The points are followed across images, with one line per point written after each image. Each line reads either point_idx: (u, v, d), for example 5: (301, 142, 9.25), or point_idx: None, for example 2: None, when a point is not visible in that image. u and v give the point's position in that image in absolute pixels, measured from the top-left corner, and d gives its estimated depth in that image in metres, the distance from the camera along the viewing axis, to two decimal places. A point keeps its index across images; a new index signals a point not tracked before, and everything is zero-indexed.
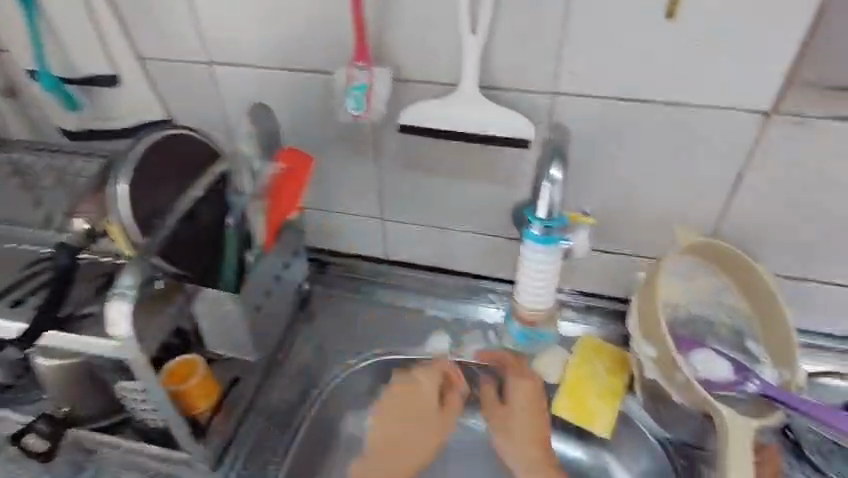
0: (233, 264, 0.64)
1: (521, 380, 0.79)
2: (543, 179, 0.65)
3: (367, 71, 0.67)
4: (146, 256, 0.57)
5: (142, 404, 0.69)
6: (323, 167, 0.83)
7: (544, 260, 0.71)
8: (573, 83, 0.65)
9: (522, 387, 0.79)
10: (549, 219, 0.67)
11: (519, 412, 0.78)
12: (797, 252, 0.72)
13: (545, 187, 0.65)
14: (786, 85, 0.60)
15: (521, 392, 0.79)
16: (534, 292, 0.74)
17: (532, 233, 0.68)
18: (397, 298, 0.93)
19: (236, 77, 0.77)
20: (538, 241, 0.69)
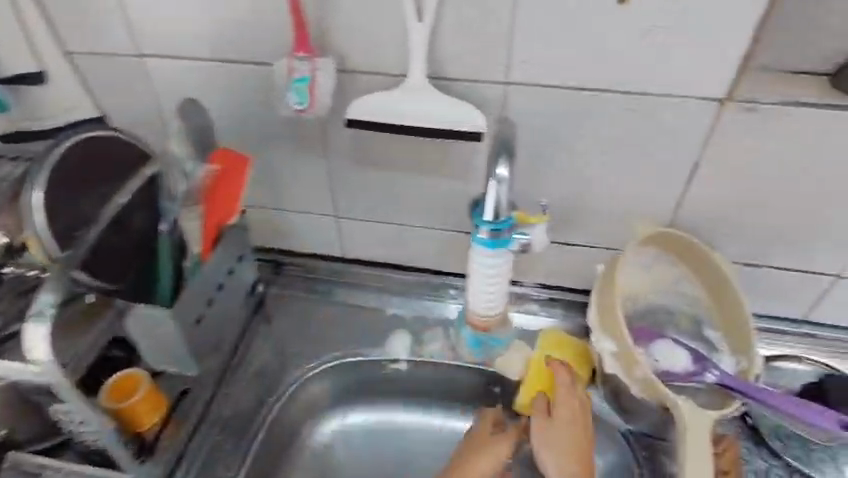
0: (170, 271, 0.62)
1: (568, 393, 0.72)
2: (490, 177, 0.61)
3: (309, 61, 0.62)
4: (66, 269, 0.54)
5: (79, 426, 0.64)
6: (273, 163, 0.79)
7: (493, 264, 0.69)
8: (526, 72, 0.62)
9: (569, 398, 0.71)
10: (497, 222, 0.64)
11: (568, 432, 0.69)
12: (754, 239, 0.72)
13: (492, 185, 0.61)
14: (738, 73, 0.59)
15: (568, 407, 0.71)
16: (484, 296, 0.73)
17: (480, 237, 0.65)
18: (357, 298, 0.90)
19: (171, 71, 0.71)
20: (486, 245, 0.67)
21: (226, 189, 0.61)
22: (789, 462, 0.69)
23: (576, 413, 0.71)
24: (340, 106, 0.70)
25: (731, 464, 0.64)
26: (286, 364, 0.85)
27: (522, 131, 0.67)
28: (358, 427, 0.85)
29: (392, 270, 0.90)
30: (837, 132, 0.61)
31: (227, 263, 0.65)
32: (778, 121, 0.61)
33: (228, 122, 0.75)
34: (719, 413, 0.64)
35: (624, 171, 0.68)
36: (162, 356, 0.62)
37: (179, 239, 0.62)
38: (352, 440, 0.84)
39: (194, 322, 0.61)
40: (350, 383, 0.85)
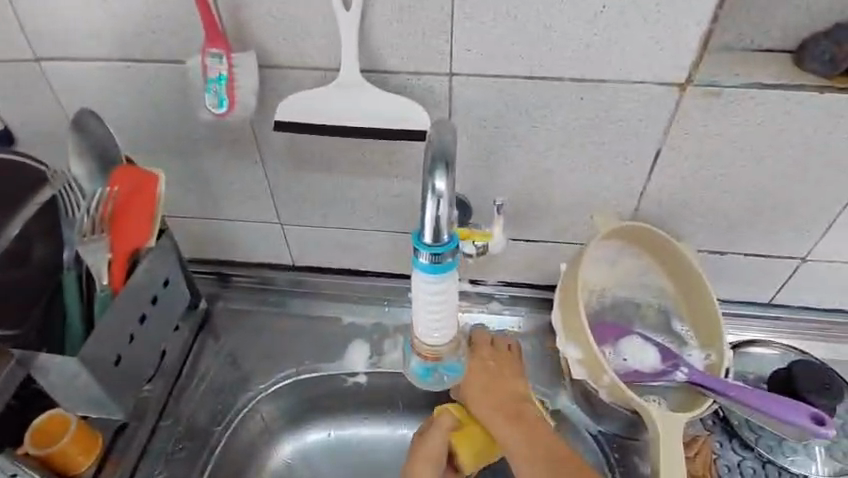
0: (75, 300, 0.55)
1: (475, 368, 0.65)
2: (426, 194, 0.43)
3: (225, 58, 0.56)
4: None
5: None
6: (205, 169, 0.71)
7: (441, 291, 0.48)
8: (470, 61, 0.57)
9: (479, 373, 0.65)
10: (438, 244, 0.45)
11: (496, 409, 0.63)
12: (720, 227, 0.69)
13: (430, 204, 0.43)
14: (697, 55, 0.55)
15: (481, 384, 0.64)
16: (425, 323, 0.51)
17: (417, 263, 0.46)
18: (311, 307, 0.84)
19: (75, 75, 0.63)
20: (426, 270, 0.47)
21: (131, 208, 0.54)
22: (760, 454, 0.67)
23: (493, 383, 0.64)
24: (270, 106, 0.63)
25: (702, 468, 0.62)
26: (237, 385, 0.78)
27: (472, 125, 0.62)
28: (319, 446, 0.80)
29: (346, 276, 0.84)
30: (802, 113, 0.57)
31: (151, 290, 0.58)
32: (740, 104, 0.57)
33: (149, 129, 0.68)
34: (690, 416, 0.61)
35: (582, 164, 0.64)
36: (80, 400, 0.55)
37: (85, 270, 0.55)
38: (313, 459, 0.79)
39: (112, 362, 0.54)
40: (308, 399, 0.80)
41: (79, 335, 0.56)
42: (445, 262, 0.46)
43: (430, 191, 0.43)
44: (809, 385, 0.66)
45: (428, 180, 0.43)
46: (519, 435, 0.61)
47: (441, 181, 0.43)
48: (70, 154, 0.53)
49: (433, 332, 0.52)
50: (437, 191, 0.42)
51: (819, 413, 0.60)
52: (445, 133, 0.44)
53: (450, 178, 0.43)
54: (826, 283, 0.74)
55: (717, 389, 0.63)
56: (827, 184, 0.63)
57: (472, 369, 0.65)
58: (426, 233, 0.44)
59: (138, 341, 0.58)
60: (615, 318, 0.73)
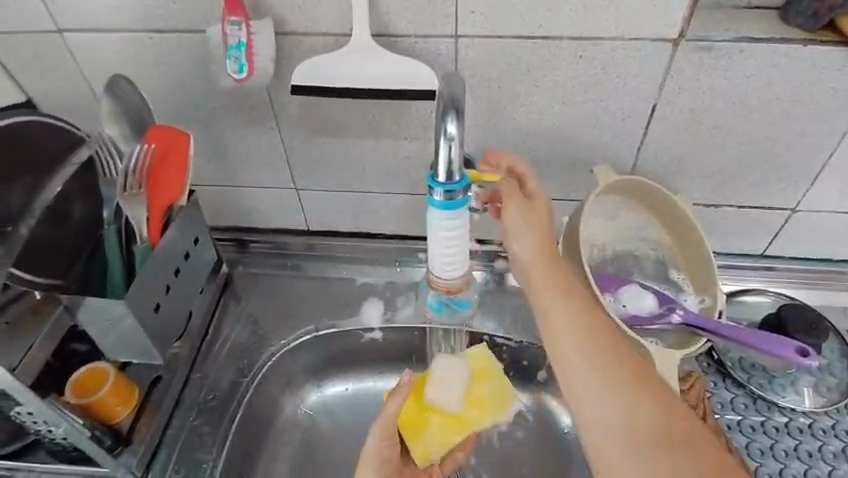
0: (116, 255, 0.59)
1: (530, 223, 0.65)
2: (438, 138, 0.47)
3: (244, 26, 0.60)
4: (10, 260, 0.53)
5: (39, 421, 0.62)
6: (224, 136, 0.75)
7: (456, 227, 0.52)
8: (473, 23, 0.60)
9: (526, 227, 0.64)
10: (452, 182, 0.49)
11: (560, 322, 0.60)
12: (713, 180, 0.73)
13: (442, 146, 0.47)
14: (689, 12, 0.58)
15: (546, 283, 0.62)
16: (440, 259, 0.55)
17: (432, 201, 0.50)
18: (326, 269, 0.89)
19: (97, 48, 0.67)
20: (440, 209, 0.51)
21: (159, 162, 0.58)
22: (751, 390, 0.72)
23: (536, 236, 0.65)
24: (285, 72, 0.67)
25: (696, 399, 0.67)
26: (260, 342, 0.83)
27: (476, 86, 0.65)
28: (339, 399, 0.85)
29: (358, 239, 0.89)
30: (788, 66, 0.61)
31: (183, 248, 0.62)
32: (730, 58, 0.61)
33: (169, 98, 0.71)
34: (685, 353, 0.66)
35: (581, 122, 0.67)
36: (121, 346, 0.60)
37: (123, 224, 0.59)
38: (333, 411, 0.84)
39: (151, 309, 0.59)
40: (326, 355, 0.85)
41: (119, 287, 0.60)
42: (457, 200, 0.50)
43: (441, 135, 0.46)
44: (797, 325, 0.71)
45: (440, 124, 0.46)
46: (558, 295, 0.62)
47: (452, 125, 0.46)
48: (105, 117, 0.58)
49: (447, 271, 0.56)
50: (448, 135, 0.46)
51: (803, 346, 0.67)
52: (455, 84, 0.48)
53: (461, 123, 0.47)
54: (815, 232, 0.78)
55: (709, 327, 0.69)
56: (813, 134, 0.67)
57: (540, 278, 0.63)
58: (439, 174, 0.49)
59: (172, 293, 0.62)
60: (617, 267, 0.77)
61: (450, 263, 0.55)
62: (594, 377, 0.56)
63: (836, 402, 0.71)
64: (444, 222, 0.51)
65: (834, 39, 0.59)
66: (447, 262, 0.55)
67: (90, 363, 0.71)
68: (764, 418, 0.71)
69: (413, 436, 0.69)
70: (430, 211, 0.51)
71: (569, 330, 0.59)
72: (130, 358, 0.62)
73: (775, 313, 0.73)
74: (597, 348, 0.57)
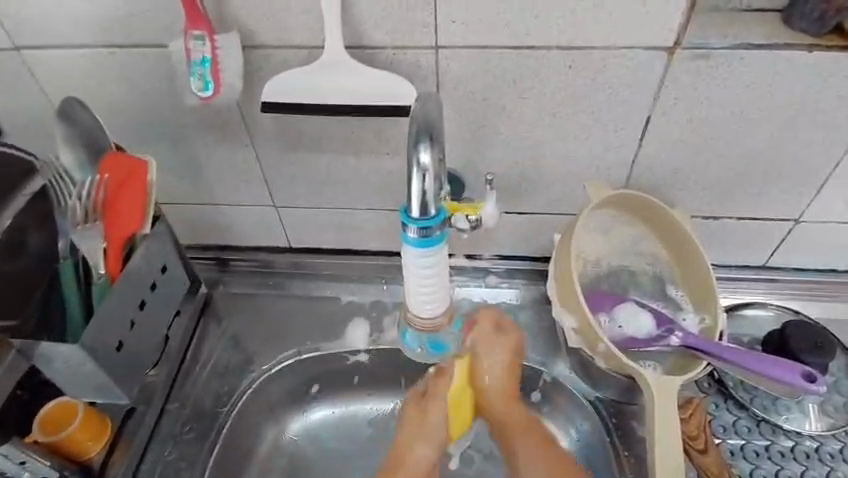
0: (74, 292, 0.58)
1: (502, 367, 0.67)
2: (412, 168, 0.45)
3: (207, 40, 0.56)
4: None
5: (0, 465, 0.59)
6: (197, 152, 0.71)
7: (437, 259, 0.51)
8: (455, 33, 0.56)
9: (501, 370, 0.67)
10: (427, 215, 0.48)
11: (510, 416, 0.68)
12: (713, 191, 0.69)
13: (416, 176, 0.45)
14: (685, 17, 0.54)
15: (502, 396, 0.68)
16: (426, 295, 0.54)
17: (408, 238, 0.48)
18: (309, 288, 0.84)
19: (56, 63, 0.63)
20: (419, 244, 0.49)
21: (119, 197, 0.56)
22: (754, 413, 0.69)
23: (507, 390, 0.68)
24: (256, 87, 0.63)
25: (697, 429, 0.64)
26: (240, 367, 0.79)
27: (460, 98, 0.61)
28: (324, 423, 0.81)
29: (342, 255, 0.84)
30: (791, 74, 0.57)
31: (149, 278, 0.60)
32: (729, 65, 0.57)
33: (136, 115, 0.67)
34: (685, 378, 0.63)
35: (573, 134, 0.64)
36: (83, 384, 0.57)
37: (80, 259, 0.59)
38: (319, 439, 0.80)
39: (113, 348, 0.56)
40: (309, 379, 0.81)
41: (77, 320, 0.59)
42: (434, 235, 0.49)
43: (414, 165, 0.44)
44: (800, 343, 0.67)
45: (413, 153, 0.44)
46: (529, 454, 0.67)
47: (425, 154, 0.44)
48: (60, 143, 0.57)
49: (427, 311, 0.55)
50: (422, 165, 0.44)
51: (809, 371, 0.62)
52: (429, 106, 0.46)
53: (434, 152, 0.45)
54: (820, 242, 0.74)
55: (709, 351, 0.65)
56: (819, 143, 0.63)
57: (495, 385, 0.67)
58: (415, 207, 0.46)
59: (139, 327, 0.59)
60: (614, 283, 0.73)
61: (428, 302, 0.55)
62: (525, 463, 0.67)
63: (843, 423, 0.68)
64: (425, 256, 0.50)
65: (838, 44, 0.56)
66: (423, 302, 0.55)
67: (59, 398, 0.66)
68: (768, 442, 0.68)
69: (454, 414, 0.69)
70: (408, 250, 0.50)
71: (499, 408, 0.68)
72: (93, 396, 0.58)
73: (778, 332, 0.70)
74: (514, 419, 0.68)
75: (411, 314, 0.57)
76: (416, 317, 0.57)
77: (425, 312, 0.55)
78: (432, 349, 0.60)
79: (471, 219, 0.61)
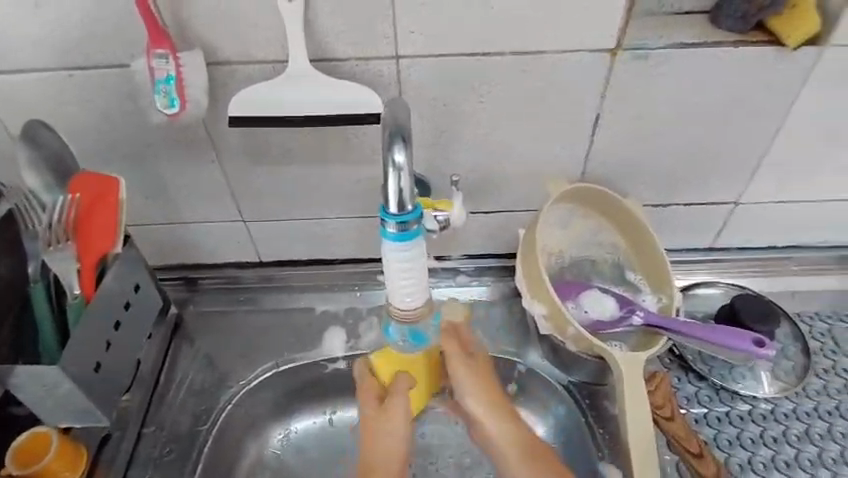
0: (46, 317, 0.59)
1: (467, 366, 0.70)
2: (386, 167, 0.48)
3: (171, 59, 0.57)
4: None
5: None
6: (161, 171, 0.71)
7: (415, 255, 0.54)
8: (415, 43, 0.59)
9: (466, 372, 0.70)
10: (402, 213, 0.51)
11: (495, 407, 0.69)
12: (660, 181, 0.74)
13: (391, 175, 0.48)
14: (623, 21, 0.59)
15: (482, 405, 0.69)
16: (404, 288, 0.57)
17: (385, 232, 0.52)
18: (282, 300, 0.84)
19: (12, 88, 0.62)
20: (394, 239, 0.52)
21: (96, 218, 0.57)
22: (714, 382, 0.74)
23: (479, 386, 0.70)
24: (222, 103, 0.64)
25: (663, 398, 0.69)
26: (217, 385, 0.79)
27: (422, 105, 0.64)
28: (305, 435, 0.80)
29: (314, 267, 0.85)
30: (720, 69, 0.63)
31: (122, 297, 0.60)
32: (666, 64, 0.62)
33: (98, 138, 0.67)
34: (649, 354, 0.67)
35: (529, 133, 0.68)
36: (60, 409, 0.56)
37: (51, 279, 0.60)
38: (303, 450, 0.79)
39: (91, 369, 0.56)
40: (288, 393, 0.81)
41: (50, 337, 0.60)
42: (410, 230, 0.52)
43: (390, 165, 0.48)
44: (751, 316, 0.73)
45: (388, 154, 0.48)
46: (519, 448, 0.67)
47: (400, 155, 0.48)
48: (24, 167, 0.57)
49: (406, 303, 0.58)
50: (397, 165, 0.48)
51: (759, 337, 0.68)
52: (398, 111, 0.50)
53: (408, 151, 0.48)
54: (759, 223, 0.81)
55: (672, 326, 0.70)
56: (749, 131, 0.69)
57: (465, 389, 0.70)
58: (391, 205, 0.50)
59: (116, 348, 0.59)
60: (577, 273, 0.77)
61: (408, 295, 0.58)
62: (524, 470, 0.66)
63: (793, 385, 0.74)
64: (403, 252, 0.53)
65: (759, 41, 0.62)
66: (403, 294, 0.58)
67: (33, 427, 0.64)
68: (729, 408, 0.73)
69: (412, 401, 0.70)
70: (385, 244, 0.53)
71: (483, 415, 0.69)
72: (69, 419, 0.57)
73: (730, 307, 0.75)
74: (503, 427, 0.69)
75: (390, 306, 0.60)
76: (397, 310, 0.60)
77: (404, 304, 0.58)
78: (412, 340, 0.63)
79: (455, 216, 0.65)
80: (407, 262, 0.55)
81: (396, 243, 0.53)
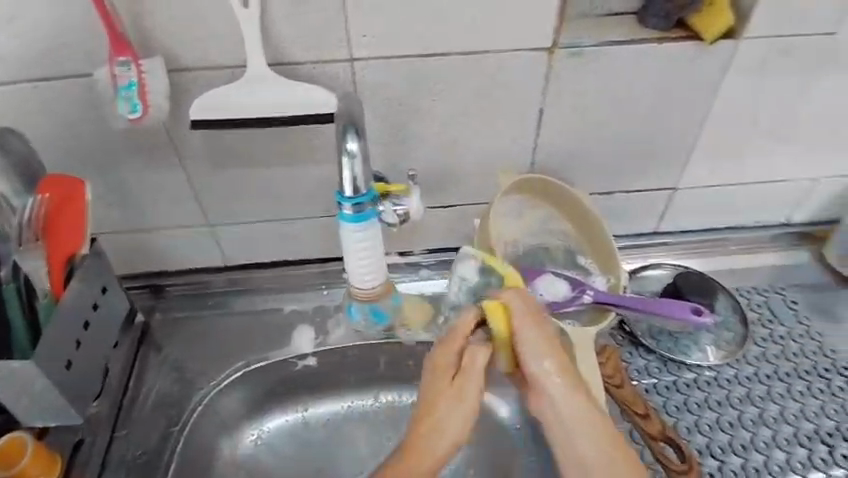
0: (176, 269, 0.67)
1: (542, 339, 0.46)
2: (342, 156, 0.47)
3: (133, 66, 0.47)
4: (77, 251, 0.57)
5: None
6: None
7: (365, 241, 0.53)
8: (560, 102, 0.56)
9: (545, 351, 0.46)
10: (358, 196, 0.50)
11: (555, 365, 0.46)
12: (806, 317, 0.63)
13: (345, 165, 0.47)
14: None
15: (558, 370, 0.46)
16: (359, 269, 0.55)
17: (343, 215, 0.51)
18: (251, 302, 0.68)
19: None
20: (350, 222, 0.51)
21: (65, 222, 0.50)
22: None
23: (560, 361, 0.46)
24: None
25: None
26: None
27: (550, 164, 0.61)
28: (285, 431, 0.64)
29: None
30: None
31: (90, 296, 0.52)
32: None
33: None
34: None
35: None
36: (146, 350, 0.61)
37: None
38: (278, 451, 0.63)
39: (61, 367, 0.49)
40: None
41: (21, 332, 0.49)
42: (366, 211, 0.51)
43: (344, 153, 0.47)
44: None
45: (341, 141, 0.47)
46: (599, 443, 0.45)
47: (353, 143, 0.47)
48: None
49: (362, 282, 0.56)
50: (350, 153, 0.47)
51: None
52: (353, 103, 0.48)
53: (362, 141, 0.47)
54: None
55: (766, 453, 0.54)
56: None
57: (533, 341, 0.46)
58: (345, 188, 0.49)
59: (93, 330, 0.53)
60: (686, 344, 0.61)
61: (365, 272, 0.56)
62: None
63: None
64: (355, 233, 0.52)
65: None
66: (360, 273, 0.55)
67: None
68: None
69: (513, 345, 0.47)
70: (342, 226, 0.52)
71: (553, 388, 0.46)
72: (39, 413, 0.50)
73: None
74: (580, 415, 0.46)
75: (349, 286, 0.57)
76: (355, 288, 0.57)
77: (361, 282, 0.56)
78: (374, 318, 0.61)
79: (590, 262, 0.62)
80: (363, 247, 0.53)
81: (350, 225, 0.51)
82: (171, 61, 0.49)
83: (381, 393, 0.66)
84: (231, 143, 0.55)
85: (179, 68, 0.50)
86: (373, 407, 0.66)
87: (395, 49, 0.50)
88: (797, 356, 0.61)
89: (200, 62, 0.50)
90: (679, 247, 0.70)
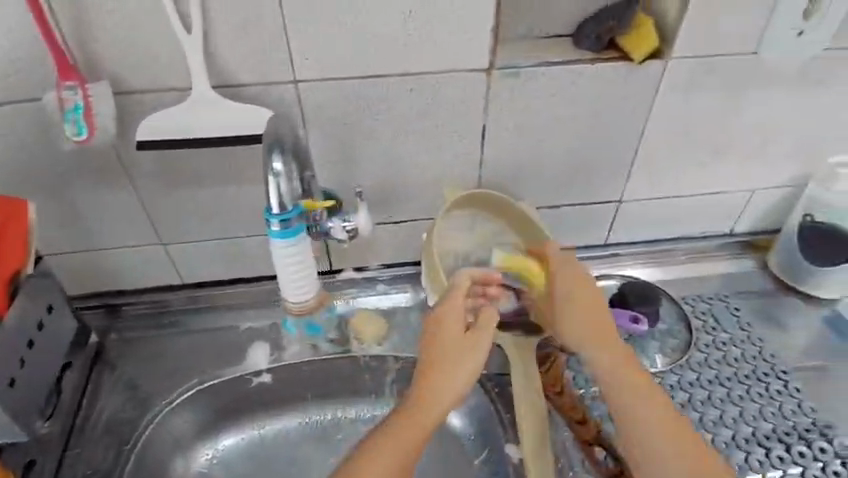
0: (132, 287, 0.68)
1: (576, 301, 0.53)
2: (268, 173, 0.48)
3: (80, 90, 0.48)
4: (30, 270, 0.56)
5: None
6: None
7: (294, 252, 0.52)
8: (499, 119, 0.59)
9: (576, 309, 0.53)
10: (285, 212, 0.50)
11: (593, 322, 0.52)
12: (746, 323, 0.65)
13: (271, 180, 0.48)
14: None
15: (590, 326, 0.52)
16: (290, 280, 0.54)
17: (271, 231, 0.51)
18: (209, 321, 0.68)
19: None
20: (278, 236, 0.51)
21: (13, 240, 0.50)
22: None
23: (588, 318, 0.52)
24: None
25: None
26: None
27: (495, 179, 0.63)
28: (242, 448, 0.64)
29: None
30: None
31: (35, 315, 0.53)
32: None
33: None
34: None
35: None
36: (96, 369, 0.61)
37: None
38: (233, 468, 0.63)
39: (4, 385, 0.49)
40: None
41: None
42: (293, 226, 0.51)
43: (269, 170, 0.48)
44: None
45: (267, 160, 0.48)
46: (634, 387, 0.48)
47: (278, 161, 0.48)
48: None
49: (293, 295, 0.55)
50: (274, 169, 0.48)
51: None
52: (280, 123, 0.49)
53: (287, 158, 0.48)
54: None
55: None
56: None
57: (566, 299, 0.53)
58: (272, 203, 0.49)
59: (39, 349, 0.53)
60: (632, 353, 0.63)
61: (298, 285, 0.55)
62: (660, 443, 0.45)
63: None
64: (281, 246, 0.52)
65: None
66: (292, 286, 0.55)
67: None
68: None
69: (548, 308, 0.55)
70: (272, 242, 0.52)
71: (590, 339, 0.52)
72: None
73: (796, 424, 0.58)
74: (630, 378, 0.49)
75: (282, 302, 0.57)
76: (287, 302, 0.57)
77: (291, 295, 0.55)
78: (308, 331, 0.66)
79: None
80: (292, 259, 0.53)
81: (279, 239, 0.51)
82: (117, 85, 0.50)
83: (336, 407, 0.67)
84: (182, 164, 0.56)
85: (125, 91, 0.51)
86: (329, 422, 0.66)
87: (337, 71, 0.52)
88: (738, 362, 0.63)
89: (147, 85, 0.51)
90: (629, 257, 0.72)
